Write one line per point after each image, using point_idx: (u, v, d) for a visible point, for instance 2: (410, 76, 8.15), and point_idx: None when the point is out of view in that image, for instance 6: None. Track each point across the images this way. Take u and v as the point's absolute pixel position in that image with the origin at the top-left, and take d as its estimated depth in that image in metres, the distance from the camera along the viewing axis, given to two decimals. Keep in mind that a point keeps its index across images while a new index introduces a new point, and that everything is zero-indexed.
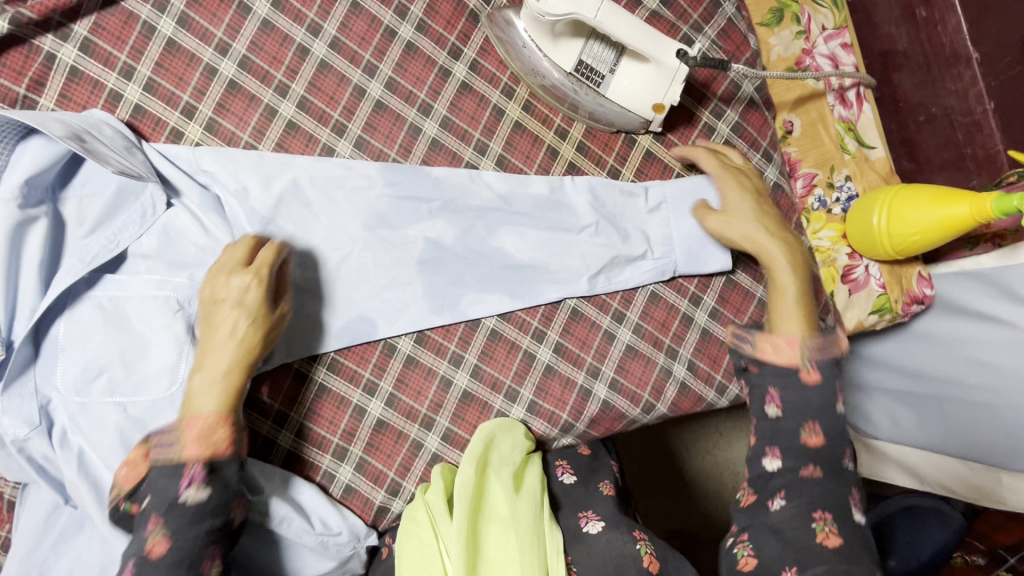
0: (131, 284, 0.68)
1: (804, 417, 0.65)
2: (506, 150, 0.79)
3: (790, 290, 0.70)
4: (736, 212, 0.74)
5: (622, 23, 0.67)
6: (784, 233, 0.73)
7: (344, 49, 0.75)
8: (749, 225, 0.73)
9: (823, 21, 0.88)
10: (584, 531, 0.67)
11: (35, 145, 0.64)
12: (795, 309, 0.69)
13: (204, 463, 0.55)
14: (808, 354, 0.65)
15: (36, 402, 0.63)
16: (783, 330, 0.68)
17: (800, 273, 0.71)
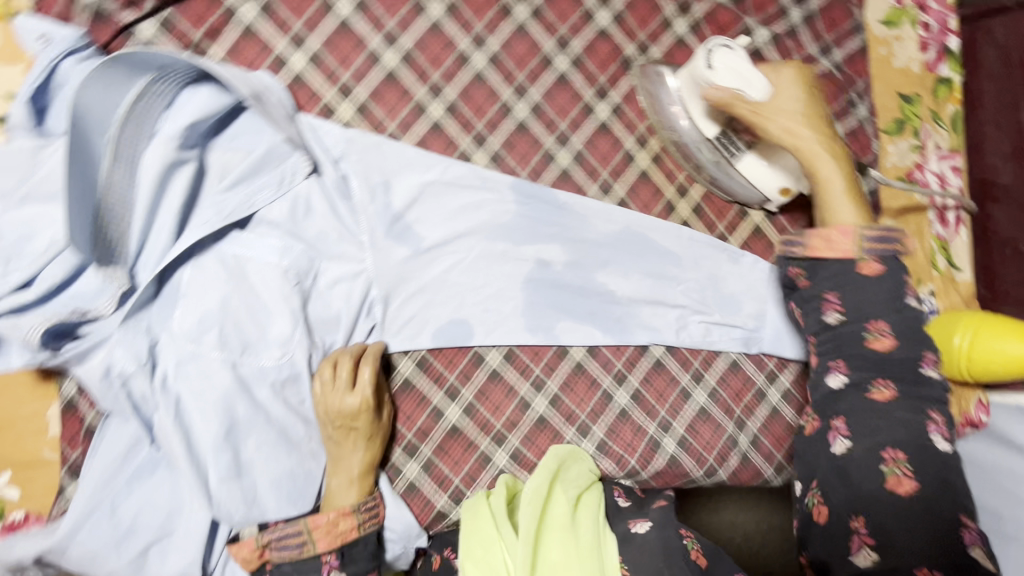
0: (256, 245, 0.70)
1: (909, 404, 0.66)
2: (628, 195, 0.81)
3: (834, 182, 0.71)
4: (769, 113, 0.71)
5: (785, 75, 0.74)
6: (818, 121, 0.73)
7: (501, 66, 0.77)
8: (791, 122, 0.72)
9: (939, 141, 0.93)
10: (632, 532, 0.67)
11: (204, 93, 0.66)
12: (848, 206, 0.70)
13: (337, 551, 0.65)
14: (866, 242, 0.68)
15: (147, 340, 0.65)
16: (845, 220, 0.70)
17: (845, 163, 0.72)
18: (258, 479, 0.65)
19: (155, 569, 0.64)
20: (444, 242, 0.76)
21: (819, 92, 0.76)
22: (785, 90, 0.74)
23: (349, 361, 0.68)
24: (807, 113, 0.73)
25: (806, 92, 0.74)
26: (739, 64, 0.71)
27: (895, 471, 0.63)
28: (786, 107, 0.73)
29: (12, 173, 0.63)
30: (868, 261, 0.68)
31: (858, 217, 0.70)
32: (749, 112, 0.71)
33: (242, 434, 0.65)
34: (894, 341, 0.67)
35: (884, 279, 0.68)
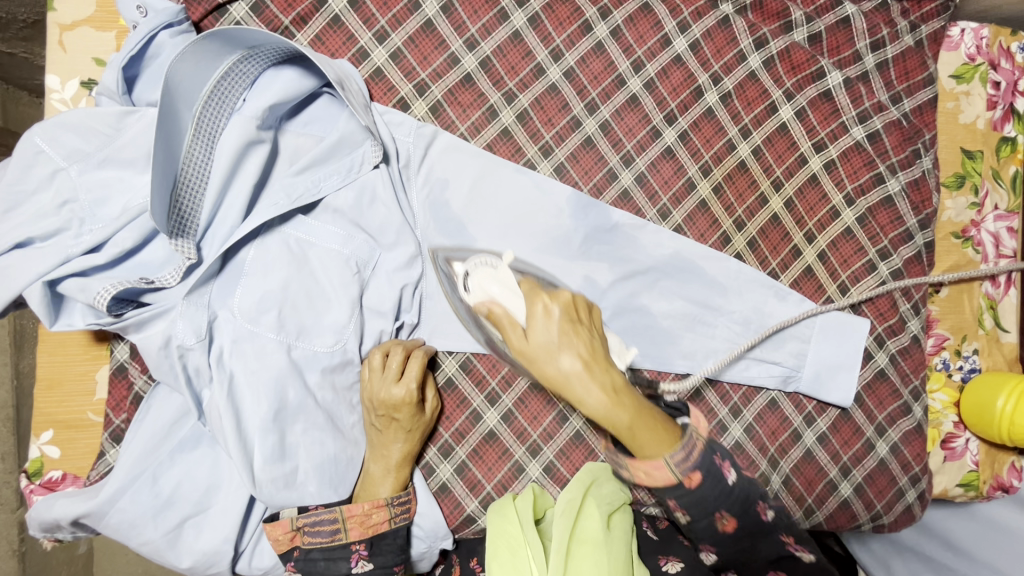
0: (320, 232, 0.70)
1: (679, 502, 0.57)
2: (685, 222, 0.81)
3: (618, 418, 0.57)
4: (536, 327, 0.62)
5: (537, 308, 0.62)
6: (597, 357, 0.60)
7: (576, 80, 0.78)
8: (552, 349, 0.60)
9: (998, 200, 0.91)
10: (663, 570, 0.69)
11: (288, 76, 0.67)
12: (645, 435, 0.56)
13: (366, 541, 0.65)
14: (678, 467, 0.55)
15: (207, 316, 0.65)
16: (647, 454, 0.56)
17: (628, 400, 0.57)
18: (301, 462, 0.66)
19: (187, 545, 0.64)
20: (497, 246, 0.76)
21: (588, 317, 0.66)
22: (540, 319, 0.62)
23: (400, 352, 0.68)
24: (565, 329, 0.61)
25: (563, 317, 0.62)
26: (506, 275, 0.68)
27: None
28: (544, 336, 0.61)
29: (94, 135, 0.64)
30: (688, 474, 0.55)
31: (661, 447, 0.56)
32: (501, 317, 0.65)
33: (291, 417, 0.66)
34: (704, 480, 0.55)
35: (709, 483, 0.56)
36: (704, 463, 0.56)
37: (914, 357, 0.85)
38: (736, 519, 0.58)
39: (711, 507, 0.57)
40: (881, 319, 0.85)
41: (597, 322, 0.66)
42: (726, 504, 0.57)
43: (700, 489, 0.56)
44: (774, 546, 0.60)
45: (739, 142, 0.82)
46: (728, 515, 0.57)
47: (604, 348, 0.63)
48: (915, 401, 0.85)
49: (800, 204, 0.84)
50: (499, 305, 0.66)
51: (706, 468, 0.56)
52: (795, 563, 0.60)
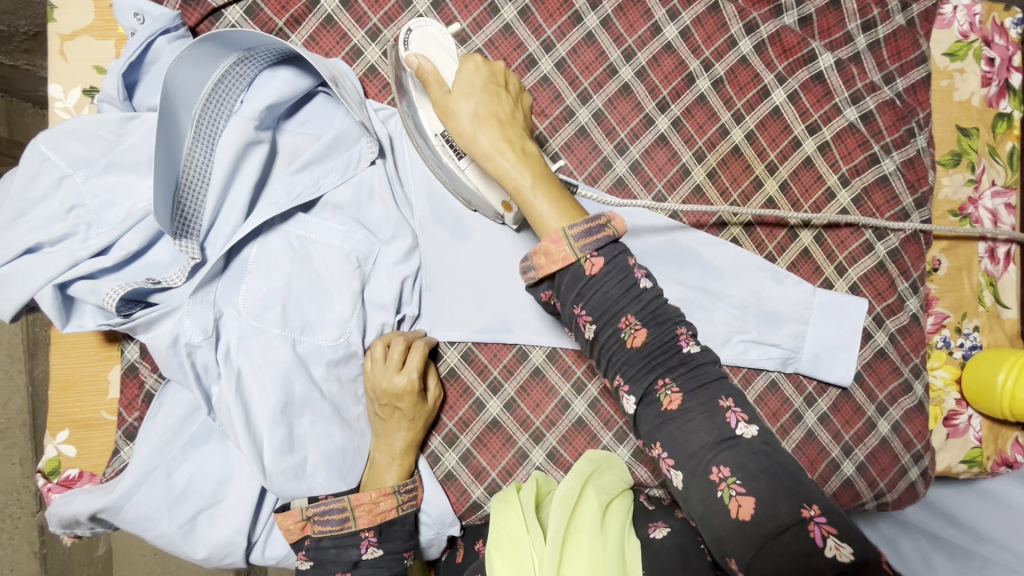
0: (321, 229, 0.72)
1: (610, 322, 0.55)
2: (680, 208, 0.82)
3: (522, 181, 0.61)
4: (461, 86, 0.64)
5: (467, 64, 0.64)
6: (507, 124, 0.64)
7: (568, 71, 0.79)
8: (472, 103, 0.63)
9: (995, 176, 0.91)
10: (651, 537, 0.67)
11: (284, 76, 0.69)
12: (542, 199, 0.60)
13: (375, 528, 0.67)
14: (576, 241, 0.55)
15: (213, 313, 0.66)
16: (545, 223, 0.59)
17: (533, 163, 0.62)
18: (310, 454, 0.68)
19: (201, 536, 0.65)
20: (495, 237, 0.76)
21: (517, 90, 0.68)
22: (468, 79, 0.64)
23: (401, 343, 0.69)
24: (486, 88, 0.64)
25: (487, 83, 0.65)
26: (443, 40, 0.65)
27: (731, 492, 0.48)
28: (467, 94, 0.63)
29: (98, 143, 0.65)
30: (591, 260, 0.55)
31: (557, 213, 0.59)
32: (430, 76, 0.64)
33: (298, 410, 0.67)
34: (607, 265, 0.55)
35: (612, 271, 0.55)
36: (609, 251, 0.56)
37: (913, 336, 0.86)
38: (645, 333, 0.54)
39: (612, 307, 0.55)
40: (879, 299, 0.85)
41: (524, 98, 0.69)
42: (635, 308, 0.55)
43: (601, 277, 0.55)
44: (712, 419, 0.51)
45: (732, 127, 0.83)
46: (635, 322, 0.54)
47: (522, 121, 0.66)
48: (916, 377, 0.85)
49: (795, 186, 0.84)
50: (431, 62, 0.64)
51: (608, 254, 0.55)
52: (737, 446, 0.50)
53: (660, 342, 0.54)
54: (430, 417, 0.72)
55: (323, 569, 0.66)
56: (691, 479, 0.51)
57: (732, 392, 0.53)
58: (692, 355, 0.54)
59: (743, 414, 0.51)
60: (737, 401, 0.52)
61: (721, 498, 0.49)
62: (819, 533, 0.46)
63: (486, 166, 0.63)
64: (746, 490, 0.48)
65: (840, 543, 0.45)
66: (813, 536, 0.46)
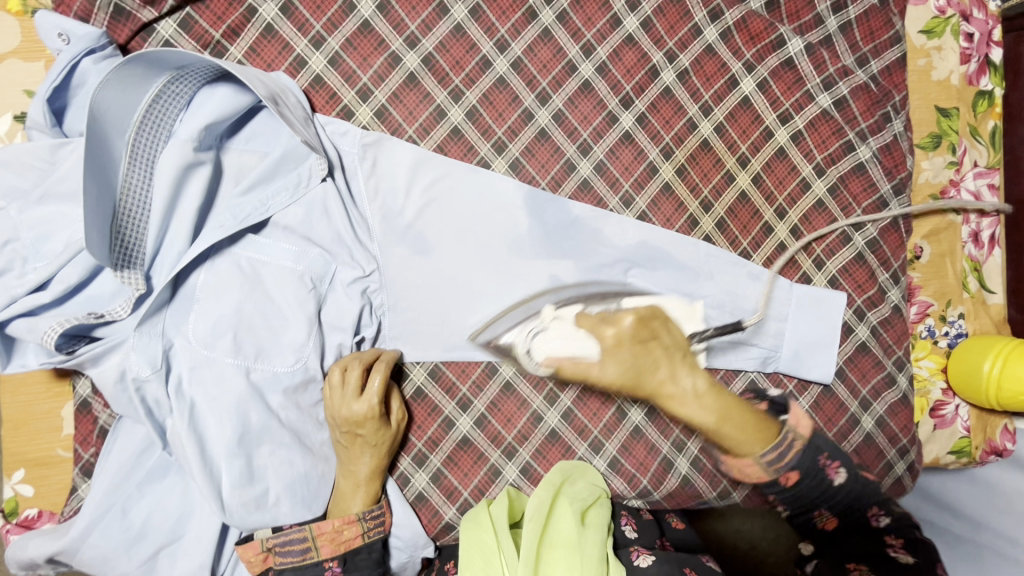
0: (272, 250, 0.69)
1: (800, 501, 0.64)
2: (649, 208, 0.79)
3: (703, 422, 0.63)
4: (611, 357, 0.67)
5: (605, 336, 0.67)
6: (679, 361, 0.66)
7: (525, 71, 0.75)
8: (630, 373, 0.65)
9: (976, 157, 0.88)
10: (634, 564, 0.67)
11: (222, 93, 0.65)
12: (731, 432, 0.62)
13: (339, 558, 0.66)
14: (768, 467, 0.62)
15: (162, 345, 0.64)
16: (740, 448, 0.62)
17: (713, 400, 0.63)
18: (271, 484, 0.66)
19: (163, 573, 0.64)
20: (454, 248, 0.74)
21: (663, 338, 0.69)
22: (611, 349, 0.67)
23: (359, 367, 0.67)
24: (639, 350, 0.66)
25: (634, 344, 0.67)
26: (562, 327, 0.69)
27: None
28: (623, 360, 0.66)
29: (29, 172, 0.62)
30: (785, 474, 0.62)
31: (757, 441, 0.62)
32: (577, 371, 0.68)
33: (257, 440, 0.65)
34: (801, 475, 0.62)
35: (804, 478, 0.62)
36: (801, 464, 0.62)
37: (896, 328, 0.83)
38: (835, 518, 0.66)
39: (806, 499, 0.63)
40: (860, 291, 0.82)
41: (670, 329, 0.70)
42: (827, 503, 0.65)
43: (797, 487, 0.62)
44: (869, 546, 0.65)
45: (700, 121, 0.80)
46: (827, 513, 0.66)
47: (681, 351, 0.68)
48: (901, 371, 0.83)
49: (769, 180, 0.81)
50: (563, 359, 0.68)
51: (804, 466, 0.62)
52: (880, 559, 0.63)
53: (849, 521, 0.67)
54: (396, 440, 0.70)
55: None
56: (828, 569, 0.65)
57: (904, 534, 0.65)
58: (881, 527, 0.66)
59: (899, 544, 0.64)
60: (906, 540, 0.64)
61: None
62: None
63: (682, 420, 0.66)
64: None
65: None
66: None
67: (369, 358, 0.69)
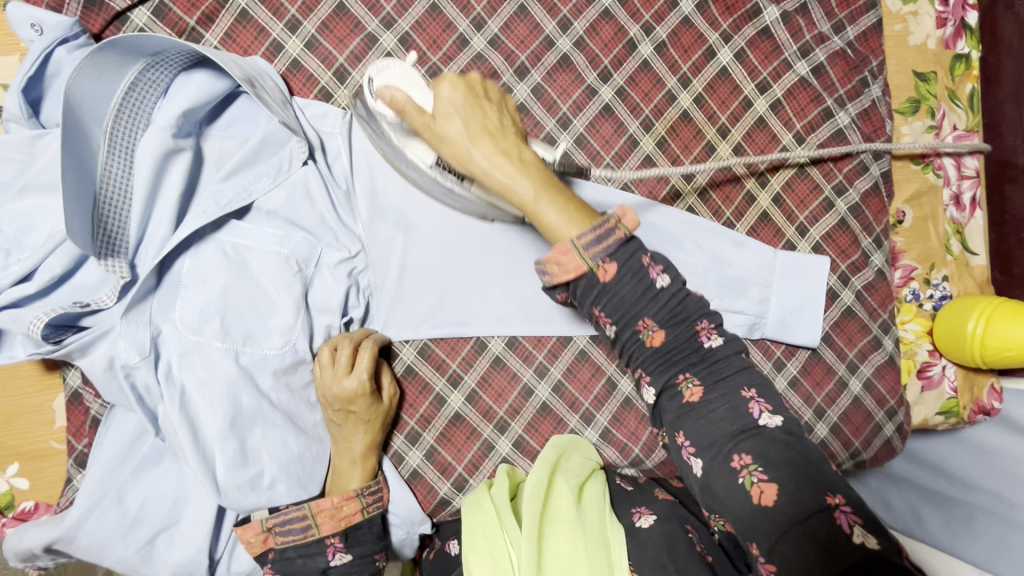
0: (256, 235, 0.69)
1: (634, 319, 0.50)
2: (632, 180, 0.79)
3: (522, 192, 0.54)
4: (442, 111, 0.56)
5: (441, 88, 0.57)
6: (506, 129, 0.57)
7: (502, 47, 0.75)
8: (461, 128, 0.55)
9: (955, 121, 0.88)
10: (636, 525, 0.66)
11: (199, 79, 0.65)
12: (551, 208, 0.53)
13: (340, 534, 0.67)
14: (587, 252, 0.49)
15: (149, 332, 0.64)
16: (558, 233, 0.52)
17: (535, 172, 0.55)
18: (266, 466, 0.66)
19: (162, 557, 0.64)
20: (440, 227, 0.75)
21: (502, 103, 0.59)
22: (445, 99, 0.56)
23: (348, 345, 0.68)
24: (470, 105, 0.56)
25: (470, 101, 0.56)
26: (411, 74, 0.60)
27: (752, 479, 0.47)
28: (452, 120, 0.56)
29: (10, 165, 0.62)
30: (602, 265, 0.49)
31: (567, 220, 0.52)
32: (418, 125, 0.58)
33: (249, 423, 0.66)
34: (620, 269, 0.49)
35: (626, 275, 0.50)
36: (621, 254, 0.50)
37: (880, 291, 0.84)
38: (665, 332, 0.50)
39: (631, 313, 0.50)
40: (843, 257, 0.83)
41: (509, 98, 0.60)
42: (650, 308, 0.50)
43: (617, 284, 0.50)
44: (734, 407, 0.49)
45: (679, 92, 0.80)
46: (653, 324, 0.50)
47: (511, 122, 0.58)
48: (886, 333, 0.84)
49: (749, 149, 0.82)
50: (403, 91, 0.59)
51: (621, 255, 0.50)
52: (759, 434, 0.48)
53: (678, 341, 0.51)
54: (388, 418, 0.71)
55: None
56: (711, 460, 0.48)
57: (755, 382, 0.51)
58: (714, 351, 0.51)
59: (767, 405, 0.49)
60: (760, 392, 0.50)
61: (742, 484, 0.47)
62: (845, 520, 0.43)
63: (481, 179, 0.56)
64: (768, 476, 0.46)
65: (866, 530, 0.43)
66: (839, 524, 0.43)
67: (358, 336, 0.70)
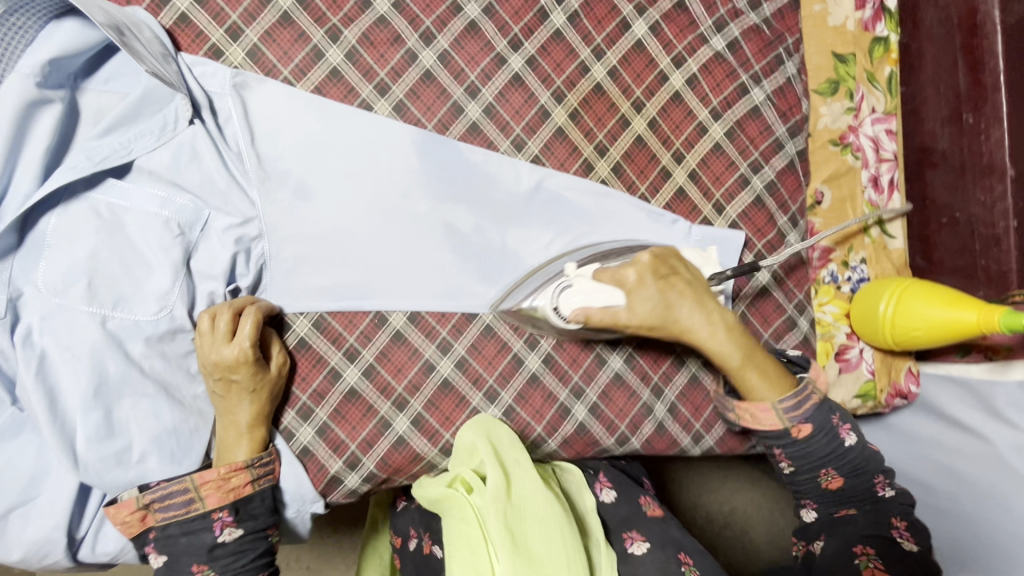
0: (133, 195, 0.66)
1: (816, 465, 0.70)
2: (543, 152, 0.77)
3: (733, 361, 0.70)
4: (640, 294, 0.69)
5: (632, 282, 0.69)
6: (703, 306, 0.70)
7: (406, 10, 0.72)
8: (662, 313, 0.69)
9: (874, 103, 0.89)
10: (629, 551, 0.70)
11: (68, 27, 0.61)
12: (756, 374, 0.70)
13: (229, 506, 0.63)
14: (785, 414, 0.68)
15: (7, 294, 0.60)
16: (761, 398, 0.70)
17: (737, 340, 0.70)
18: (134, 438, 0.63)
19: (18, 534, 0.61)
20: (339, 195, 0.72)
21: (683, 273, 0.72)
22: (638, 290, 0.69)
23: (227, 313, 0.64)
24: (663, 287, 0.69)
25: (658, 287, 0.69)
26: (587, 281, 0.70)
27: (867, 563, 0.63)
28: (650, 300, 0.69)
29: None
30: (797, 427, 0.69)
31: (773, 390, 0.69)
32: (609, 318, 0.69)
33: (118, 392, 0.62)
34: (814, 430, 0.69)
35: (815, 437, 0.69)
36: (816, 417, 0.69)
37: (796, 271, 0.84)
38: (842, 479, 0.70)
39: (818, 462, 0.70)
40: (760, 236, 0.82)
41: (683, 262, 0.73)
42: (834, 462, 0.70)
43: (808, 440, 0.69)
44: (873, 520, 0.68)
45: (592, 65, 0.78)
46: (834, 471, 0.70)
47: (698, 284, 0.72)
48: (801, 314, 0.84)
49: (665, 125, 0.80)
50: (594, 307, 0.69)
51: (815, 420, 0.69)
52: (884, 540, 0.65)
53: (853, 485, 0.70)
54: (276, 390, 0.68)
55: (176, 563, 0.62)
56: (835, 547, 0.67)
57: (908, 518, 0.68)
58: (886, 503, 0.69)
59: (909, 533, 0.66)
60: (909, 525, 0.67)
61: (859, 564, 0.64)
62: None
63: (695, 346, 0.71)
64: (882, 565, 0.63)
65: None
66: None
67: (238, 303, 0.66)
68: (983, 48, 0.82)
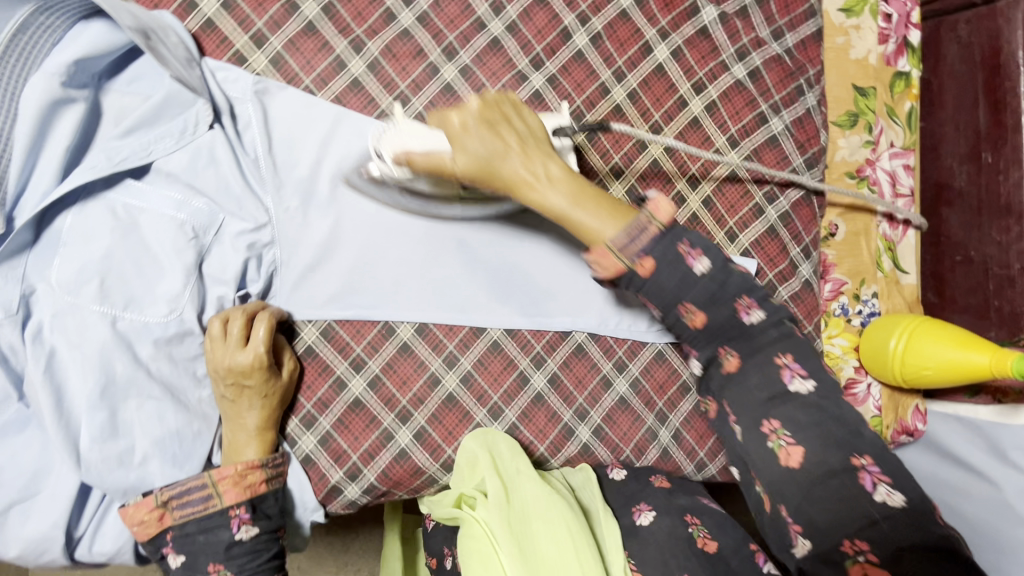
0: (150, 196, 0.66)
1: (671, 304, 0.55)
2: None
3: (557, 205, 0.56)
4: (460, 140, 0.57)
5: (450, 123, 0.57)
6: (530, 151, 0.57)
7: (430, 25, 0.72)
8: (482, 157, 0.57)
9: (893, 137, 0.88)
10: (637, 523, 0.70)
11: (96, 28, 0.61)
12: (585, 211, 0.55)
13: (247, 504, 0.63)
14: (622, 250, 0.53)
15: (20, 290, 0.61)
16: (597, 238, 0.54)
17: (574, 182, 0.56)
18: (137, 440, 0.63)
19: (15, 530, 0.61)
20: (352, 205, 0.72)
21: (529, 125, 0.59)
22: (457, 132, 0.57)
23: (240, 317, 0.64)
24: (484, 127, 0.57)
25: (488, 129, 0.57)
26: (413, 125, 0.63)
27: (779, 442, 0.56)
28: (473, 147, 0.56)
29: None
30: (639, 262, 0.53)
31: (608, 224, 0.54)
32: (430, 166, 0.61)
33: (123, 393, 0.62)
34: (658, 263, 0.53)
35: (665, 267, 0.54)
36: (656, 247, 0.54)
37: (807, 302, 0.83)
38: (706, 314, 0.56)
39: (673, 300, 0.55)
40: (771, 265, 0.82)
41: (523, 110, 0.60)
42: (689, 294, 0.55)
43: (657, 277, 0.54)
44: (766, 377, 0.57)
45: (612, 86, 0.78)
46: (694, 308, 0.55)
47: (534, 138, 0.58)
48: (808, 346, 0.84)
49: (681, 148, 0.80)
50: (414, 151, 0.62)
51: (659, 254, 0.53)
52: (790, 401, 0.56)
53: (718, 323, 0.56)
54: (285, 396, 0.68)
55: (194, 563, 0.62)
56: (746, 425, 0.57)
57: (794, 349, 0.57)
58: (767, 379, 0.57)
59: (799, 371, 0.56)
60: (796, 357, 0.57)
61: (771, 446, 0.56)
62: (872, 481, 0.53)
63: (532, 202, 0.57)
64: (793, 440, 0.55)
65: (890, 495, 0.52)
66: (864, 482, 0.53)
67: (251, 308, 0.66)
68: (1004, 89, 0.80)
